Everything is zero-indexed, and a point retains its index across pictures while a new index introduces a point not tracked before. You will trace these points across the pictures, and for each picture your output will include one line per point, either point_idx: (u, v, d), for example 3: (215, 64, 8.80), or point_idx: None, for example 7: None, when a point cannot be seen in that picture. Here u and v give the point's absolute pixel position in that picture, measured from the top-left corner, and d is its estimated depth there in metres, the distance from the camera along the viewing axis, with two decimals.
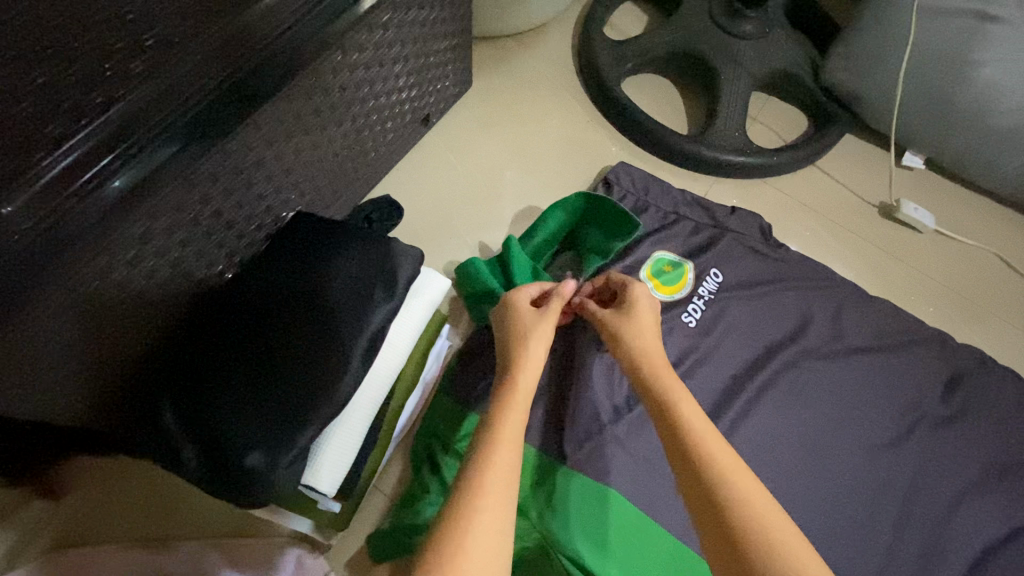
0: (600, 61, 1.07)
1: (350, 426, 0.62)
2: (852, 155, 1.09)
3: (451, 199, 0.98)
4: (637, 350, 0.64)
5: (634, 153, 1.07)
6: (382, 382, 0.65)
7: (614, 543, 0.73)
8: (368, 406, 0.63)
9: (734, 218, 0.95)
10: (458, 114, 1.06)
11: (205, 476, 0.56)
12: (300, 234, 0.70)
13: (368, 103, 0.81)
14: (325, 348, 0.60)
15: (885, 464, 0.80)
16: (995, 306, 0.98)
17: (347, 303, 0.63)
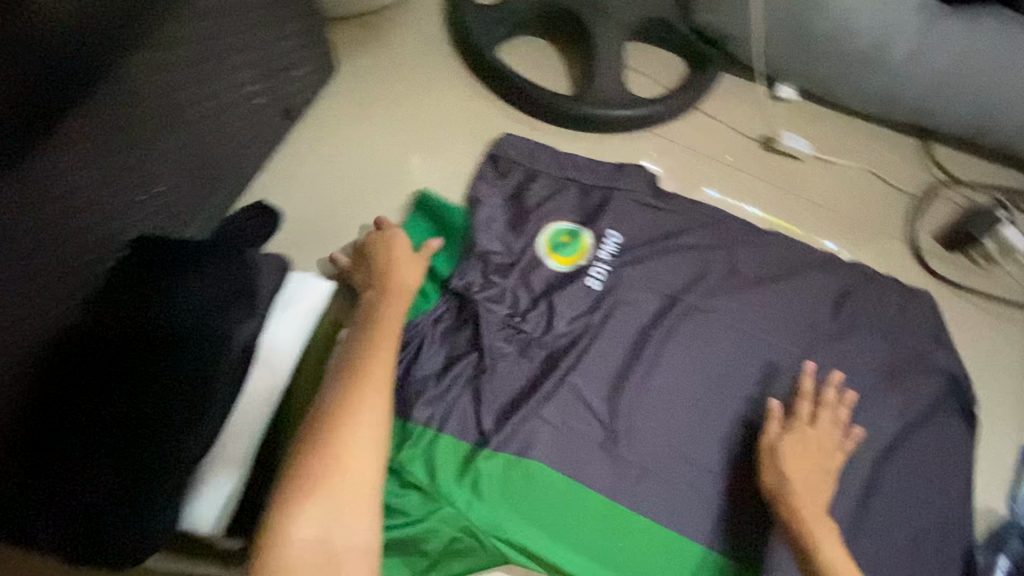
0: (466, 31, 1.03)
1: (227, 458, 0.57)
2: (732, 93, 1.09)
3: (331, 196, 0.92)
4: (792, 452, 0.75)
5: (518, 121, 1.03)
6: (259, 405, 0.60)
7: (542, 514, 0.74)
8: (247, 433, 0.59)
9: (624, 174, 0.94)
10: (324, 105, 0.98)
11: (67, 543, 0.52)
12: (146, 257, 0.63)
13: (197, 102, 0.73)
14: (178, 384, 0.55)
15: (785, 389, 0.83)
16: (875, 223, 1.03)
17: (202, 332, 0.57)
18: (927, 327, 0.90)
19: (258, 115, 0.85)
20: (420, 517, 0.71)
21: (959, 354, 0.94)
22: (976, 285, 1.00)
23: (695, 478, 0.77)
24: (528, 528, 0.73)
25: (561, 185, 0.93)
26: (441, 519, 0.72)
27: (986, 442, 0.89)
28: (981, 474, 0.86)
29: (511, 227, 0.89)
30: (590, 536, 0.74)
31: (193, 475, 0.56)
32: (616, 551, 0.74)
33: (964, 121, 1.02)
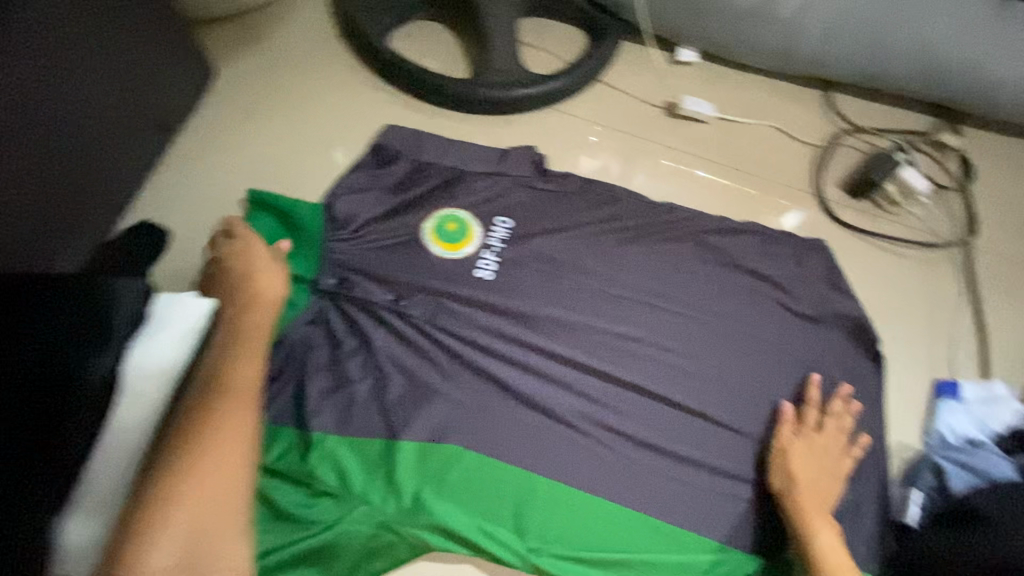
0: (352, 21, 0.99)
1: (95, 497, 0.55)
2: (631, 62, 1.09)
3: (222, 207, 0.89)
4: (800, 453, 0.80)
5: (416, 110, 1.00)
6: (129, 437, 0.58)
7: (460, 497, 0.75)
8: (116, 469, 0.56)
9: (509, 160, 0.95)
10: (205, 113, 0.94)
11: None
12: None
13: (37, 124, 0.70)
14: (20, 429, 0.51)
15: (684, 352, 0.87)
16: (782, 178, 1.04)
17: (53, 355, 0.54)
18: (815, 277, 0.94)
19: (122, 130, 0.81)
20: (334, 519, 0.72)
21: (865, 300, 0.97)
22: (884, 229, 1.01)
23: (598, 445, 0.80)
24: (450, 513, 0.74)
25: (454, 175, 0.93)
26: (361, 513, 0.72)
27: (896, 380, 0.92)
28: (892, 413, 0.89)
29: (408, 222, 0.89)
30: (507, 514, 0.76)
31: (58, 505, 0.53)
32: (536, 526, 0.76)
33: (858, 68, 1.05)
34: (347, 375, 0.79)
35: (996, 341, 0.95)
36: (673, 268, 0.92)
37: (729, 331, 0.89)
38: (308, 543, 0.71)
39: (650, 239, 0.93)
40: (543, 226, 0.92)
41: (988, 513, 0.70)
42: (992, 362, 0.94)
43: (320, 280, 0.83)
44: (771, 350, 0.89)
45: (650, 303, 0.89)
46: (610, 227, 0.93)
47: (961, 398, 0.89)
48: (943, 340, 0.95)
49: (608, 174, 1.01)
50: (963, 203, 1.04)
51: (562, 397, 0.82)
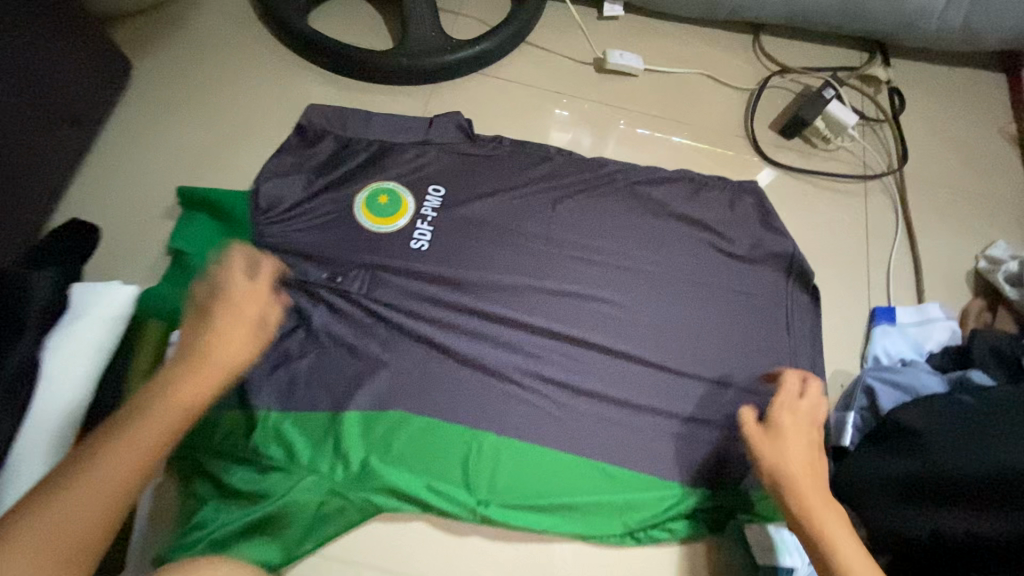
0: (267, 2, 0.98)
1: (22, 478, 0.57)
2: (556, 22, 1.09)
3: (150, 197, 0.88)
4: (790, 432, 0.70)
5: (342, 87, 1.00)
6: (56, 421, 0.60)
7: (408, 460, 0.76)
8: (44, 451, 0.59)
9: (435, 127, 0.95)
10: (127, 107, 0.93)
11: None
12: None
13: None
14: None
15: (621, 301, 0.88)
16: (715, 124, 1.05)
17: None
18: (751, 218, 0.95)
19: (42, 126, 0.80)
20: (281, 491, 0.72)
21: (802, 237, 0.98)
22: (817, 166, 1.03)
23: (543, 398, 0.82)
24: (399, 476, 0.75)
25: (381, 148, 0.93)
26: (309, 485, 0.73)
27: (834, 311, 0.94)
28: (830, 343, 0.92)
29: (340, 198, 0.89)
30: (455, 470, 0.77)
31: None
32: (485, 478, 0.77)
33: (782, 8, 1.04)
34: (288, 352, 0.80)
35: (928, 265, 0.98)
36: (606, 220, 0.92)
37: (664, 277, 0.90)
38: (258, 516, 0.71)
39: (582, 195, 0.94)
40: (474, 190, 0.92)
41: (920, 429, 0.72)
42: (924, 285, 0.96)
43: None
44: (706, 292, 0.90)
45: (584, 258, 0.90)
46: (542, 185, 0.94)
47: (896, 323, 0.91)
48: (877, 269, 0.97)
49: (539, 136, 1.01)
50: (891, 133, 1.06)
51: (501, 355, 0.83)
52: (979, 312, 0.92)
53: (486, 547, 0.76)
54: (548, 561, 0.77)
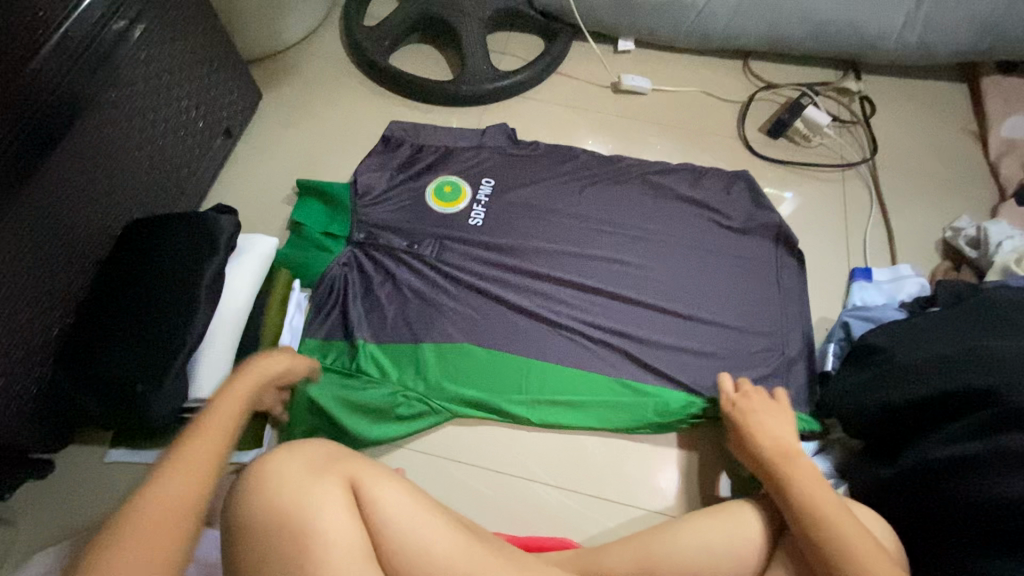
0: (360, 48, 1.29)
1: (214, 353, 0.81)
2: (581, 56, 1.37)
3: (274, 189, 1.17)
4: (762, 434, 0.82)
5: (415, 109, 1.29)
6: (231, 319, 0.84)
7: (469, 378, 0.98)
8: (224, 337, 0.82)
9: (487, 135, 1.22)
10: (257, 125, 1.24)
11: (118, 410, 0.76)
12: (141, 225, 0.87)
13: (159, 122, 0.98)
14: (173, 297, 0.79)
15: (637, 263, 1.09)
16: (712, 129, 1.28)
17: (187, 260, 0.82)
18: (745, 198, 1.16)
19: (207, 133, 1.10)
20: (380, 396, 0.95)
21: (789, 215, 1.18)
22: (800, 159, 1.24)
23: (574, 335, 1.02)
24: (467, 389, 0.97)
25: (446, 150, 1.20)
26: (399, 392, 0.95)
27: (818, 273, 1.12)
28: (814, 298, 1.10)
29: (415, 187, 1.15)
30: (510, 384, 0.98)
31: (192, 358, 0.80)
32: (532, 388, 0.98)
33: (766, 36, 1.29)
34: (378, 300, 1.04)
35: (900, 236, 1.16)
36: (623, 202, 1.15)
37: (673, 244, 1.11)
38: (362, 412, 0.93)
39: (604, 183, 1.17)
40: (518, 181, 1.17)
41: (885, 345, 0.87)
42: (896, 252, 1.14)
43: (351, 235, 1.08)
44: (709, 255, 1.10)
45: (606, 231, 1.12)
46: (571, 177, 1.18)
47: (873, 280, 1.09)
48: (856, 240, 1.16)
49: (568, 142, 1.27)
50: (865, 132, 1.28)
51: (541, 302, 1.05)
52: (945, 272, 1.09)
53: (530, 446, 0.96)
54: (581, 459, 0.95)
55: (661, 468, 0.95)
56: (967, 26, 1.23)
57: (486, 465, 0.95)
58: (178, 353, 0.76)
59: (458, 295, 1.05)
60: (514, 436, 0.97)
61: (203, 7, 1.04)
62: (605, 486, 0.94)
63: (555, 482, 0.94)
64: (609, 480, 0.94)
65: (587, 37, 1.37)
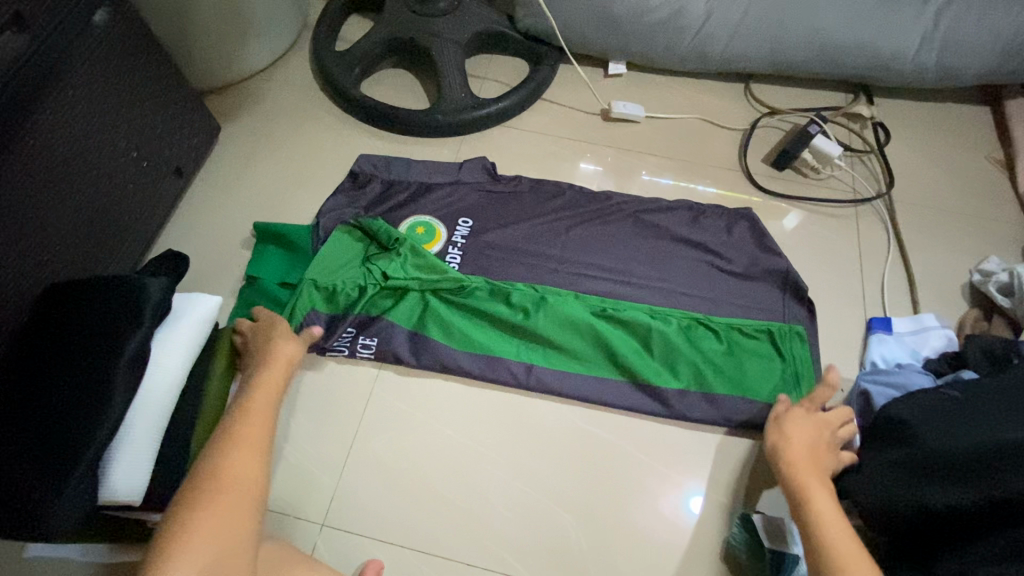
0: (329, 75, 1.19)
1: (132, 442, 0.72)
2: (568, 81, 1.27)
3: (230, 232, 1.07)
4: (797, 444, 0.78)
5: (387, 141, 1.19)
6: (158, 400, 0.75)
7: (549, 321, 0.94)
8: (147, 422, 0.74)
9: (463, 170, 1.10)
10: (215, 161, 1.14)
11: (13, 516, 0.66)
12: (64, 292, 0.79)
13: (92, 167, 0.89)
14: (88, 380, 0.70)
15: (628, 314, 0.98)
16: (710, 159, 1.18)
17: (105, 334, 0.73)
18: (749, 239, 1.04)
19: (153, 176, 1.01)
20: (386, 284, 0.95)
21: (797, 256, 1.07)
22: (808, 193, 1.13)
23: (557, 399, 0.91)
24: (540, 320, 0.94)
25: (417, 187, 1.09)
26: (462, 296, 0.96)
27: (831, 322, 1.01)
28: (828, 351, 0.98)
29: None
30: (504, 350, 0.94)
31: (106, 449, 0.71)
32: (542, 350, 0.94)
33: (767, 59, 1.18)
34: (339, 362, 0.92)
35: (921, 281, 1.04)
36: (614, 244, 1.04)
37: (671, 293, 0.99)
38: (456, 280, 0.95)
39: (592, 223, 1.06)
40: (498, 221, 1.06)
41: (910, 419, 0.76)
42: (918, 299, 1.02)
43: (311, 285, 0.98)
44: (709, 305, 0.98)
45: (595, 279, 1.00)
46: (556, 216, 1.07)
47: (892, 332, 0.97)
48: (872, 284, 1.04)
49: (556, 176, 1.16)
50: (879, 162, 1.17)
51: (518, 363, 0.93)
52: (974, 322, 0.97)
53: (506, 534, 0.84)
54: (564, 547, 0.84)
55: (655, 557, 0.84)
56: (989, 45, 1.12)
57: (456, 557, 0.83)
58: (88, 448, 0.68)
59: (431, 349, 0.93)
60: (487, 521, 0.85)
61: (144, 38, 0.95)
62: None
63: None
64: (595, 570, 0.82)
65: (574, 60, 1.27)
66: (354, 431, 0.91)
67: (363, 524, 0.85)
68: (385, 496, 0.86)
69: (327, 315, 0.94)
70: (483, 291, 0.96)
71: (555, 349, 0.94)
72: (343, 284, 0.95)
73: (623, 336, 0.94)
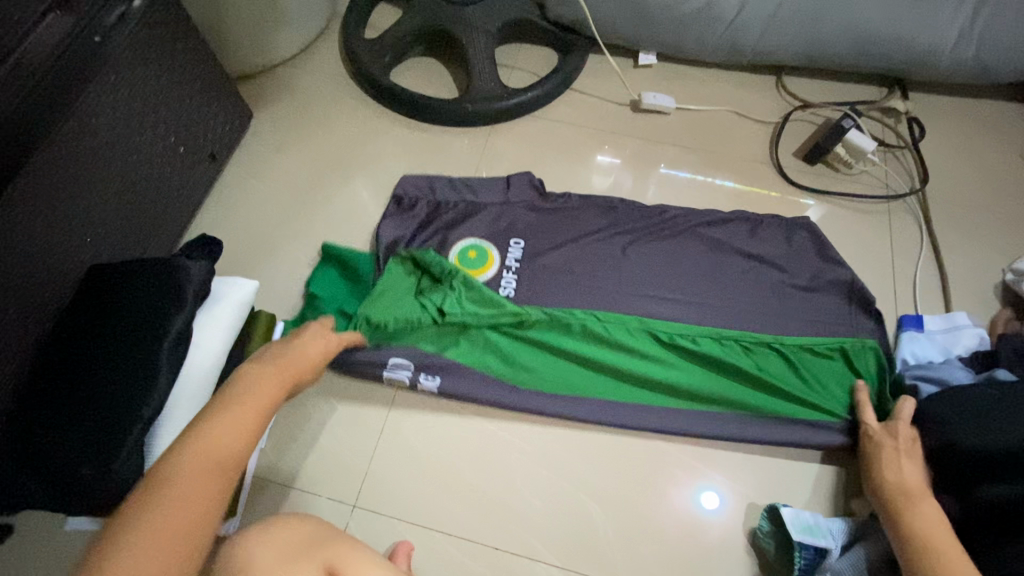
0: (359, 62, 1.20)
1: (176, 422, 0.74)
2: (596, 71, 1.26)
3: (262, 218, 1.09)
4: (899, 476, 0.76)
5: (416, 130, 1.20)
6: (199, 382, 0.77)
7: (614, 358, 0.92)
8: (189, 403, 0.75)
9: (512, 188, 1.07)
10: (246, 147, 1.16)
11: (64, 489, 0.68)
12: (106, 273, 0.80)
13: (131, 151, 0.90)
14: (133, 360, 0.72)
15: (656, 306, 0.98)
16: (740, 152, 1.17)
17: (149, 316, 0.74)
18: (777, 234, 1.04)
19: (188, 161, 1.02)
20: (442, 319, 0.93)
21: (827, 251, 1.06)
22: (839, 188, 1.12)
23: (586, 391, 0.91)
24: (605, 353, 0.93)
25: (469, 210, 1.05)
26: (521, 329, 0.94)
27: None
28: None
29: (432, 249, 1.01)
30: (570, 381, 0.92)
31: (152, 428, 0.73)
32: (610, 379, 0.92)
33: (802, 51, 1.17)
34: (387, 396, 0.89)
35: (953, 280, 1.03)
36: (660, 257, 1.01)
37: (703, 288, 0.99)
38: (517, 315, 0.93)
39: (642, 242, 1.03)
40: (551, 241, 1.02)
41: (949, 417, 0.77)
42: (950, 298, 1.01)
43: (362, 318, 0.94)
44: (744, 304, 0.97)
45: (627, 271, 1.00)
46: (602, 223, 1.04)
47: (924, 329, 0.96)
48: (903, 281, 1.03)
49: (585, 167, 1.16)
50: (913, 158, 1.15)
51: (588, 401, 0.91)
52: (1006, 321, 0.96)
53: (534, 521, 0.86)
54: (590, 536, 0.85)
55: (683, 549, 0.84)
56: None
57: (485, 541, 0.84)
58: (134, 427, 0.69)
59: (492, 383, 0.91)
60: (516, 508, 0.86)
61: (180, 24, 0.95)
62: (620, 568, 0.83)
63: (560, 562, 0.83)
64: (621, 558, 0.83)
65: (604, 50, 1.26)
66: (386, 412, 0.92)
67: (395, 507, 0.86)
68: (415, 481, 0.88)
69: (387, 350, 0.93)
70: (543, 320, 0.94)
71: (619, 382, 0.92)
72: (396, 318, 0.93)
73: (688, 363, 0.93)
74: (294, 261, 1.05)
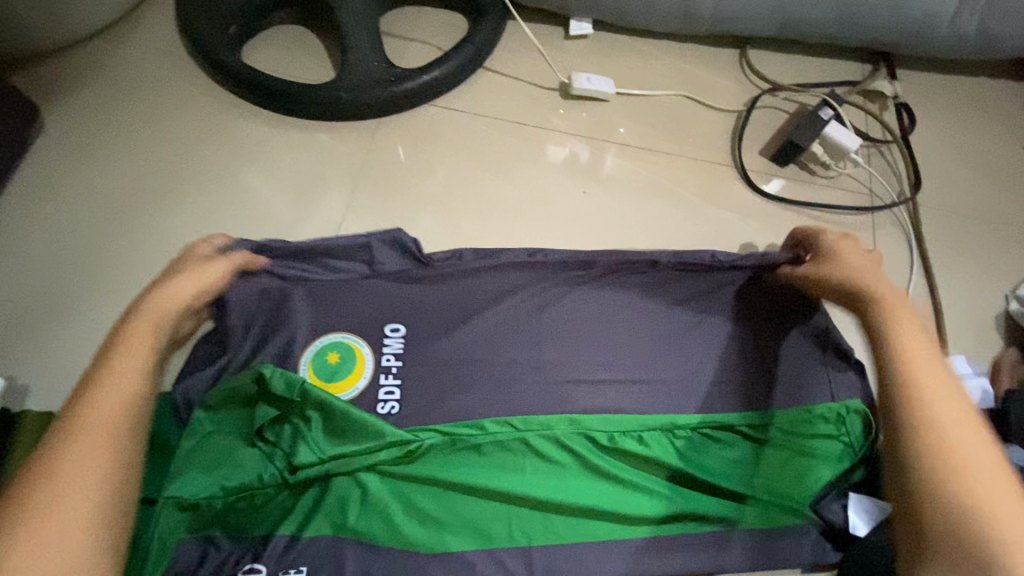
0: (195, 34, 0.89)
1: None
2: (517, 43, 0.99)
3: (57, 256, 0.80)
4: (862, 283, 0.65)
5: (279, 125, 0.91)
6: None
7: (542, 494, 0.68)
8: None
9: (377, 257, 0.79)
10: (40, 156, 0.86)
11: None
12: None
13: None
14: None
15: (585, 364, 0.76)
16: (695, 150, 0.93)
17: None
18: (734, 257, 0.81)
19: None
20: (294, 475, 0.67)
21: None
22: (814, 197, 0.91)
23: (493, 494, 0.68)
24: (526, 485, 0.69)
25: (317, 301, 0.76)
26: (410, 464, 0.69)
27: None
28: None
29: (279, 342, 0.74)
30: (488, 532, 0.67)
31: None
32: (538, 516, 0.68)
33: (771, 18, 0.92)
34: None
35: (948, 310, 0.84)
36: (582, 321, 0.78)
37: (639, 339, 0.77)
38: (404, 443, 0.69)
39: (565, 298, 0.79)
40: (438, 322, 0.77)
41: None
42: (944, 335, 0.83)
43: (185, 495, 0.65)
44: (688, 361, 0.77)
45: (545, 344, 0.77)
46: (513, 258, 0.81)
47: None
48: None
49: (499, 173, 0.90)
50: (900, 155, 0.94)
51: (510, 550, 0.67)
52: (1012, 366, 0.78)
53: None
54: None
55: None
56: None
57: None
58: None
59: (378, 555, 0.65)
60: None
61: None
62: None
63: None
64: None
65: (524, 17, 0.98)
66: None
67: None
68: None
69: (226, 541, 0.65)
70: (439, 444, 0.70)
71: (550, 526, 0.68)
72: (231, 484, 0.66)
73: (640, 475, 0.70)
74: (100, 318, 0.77)
